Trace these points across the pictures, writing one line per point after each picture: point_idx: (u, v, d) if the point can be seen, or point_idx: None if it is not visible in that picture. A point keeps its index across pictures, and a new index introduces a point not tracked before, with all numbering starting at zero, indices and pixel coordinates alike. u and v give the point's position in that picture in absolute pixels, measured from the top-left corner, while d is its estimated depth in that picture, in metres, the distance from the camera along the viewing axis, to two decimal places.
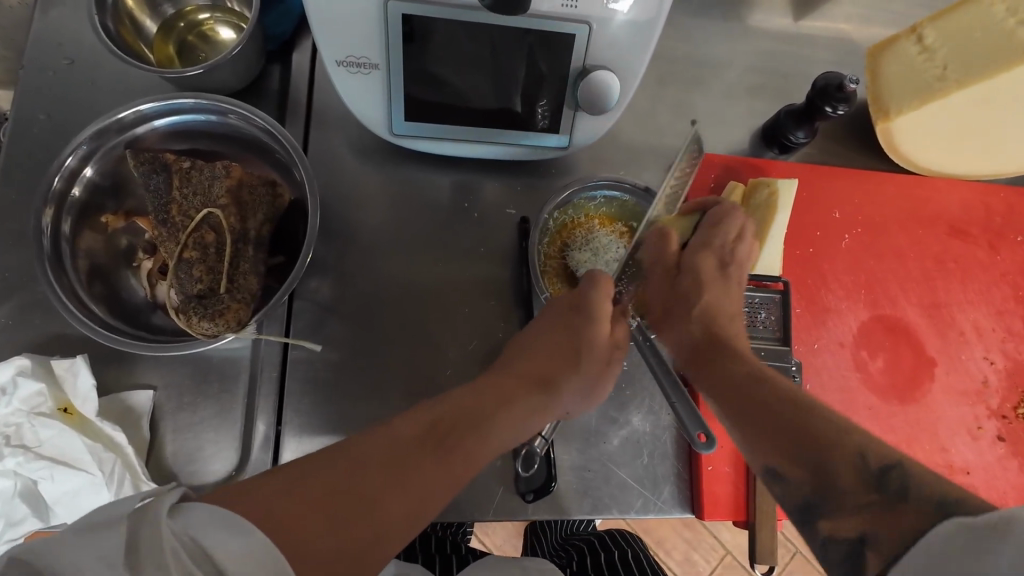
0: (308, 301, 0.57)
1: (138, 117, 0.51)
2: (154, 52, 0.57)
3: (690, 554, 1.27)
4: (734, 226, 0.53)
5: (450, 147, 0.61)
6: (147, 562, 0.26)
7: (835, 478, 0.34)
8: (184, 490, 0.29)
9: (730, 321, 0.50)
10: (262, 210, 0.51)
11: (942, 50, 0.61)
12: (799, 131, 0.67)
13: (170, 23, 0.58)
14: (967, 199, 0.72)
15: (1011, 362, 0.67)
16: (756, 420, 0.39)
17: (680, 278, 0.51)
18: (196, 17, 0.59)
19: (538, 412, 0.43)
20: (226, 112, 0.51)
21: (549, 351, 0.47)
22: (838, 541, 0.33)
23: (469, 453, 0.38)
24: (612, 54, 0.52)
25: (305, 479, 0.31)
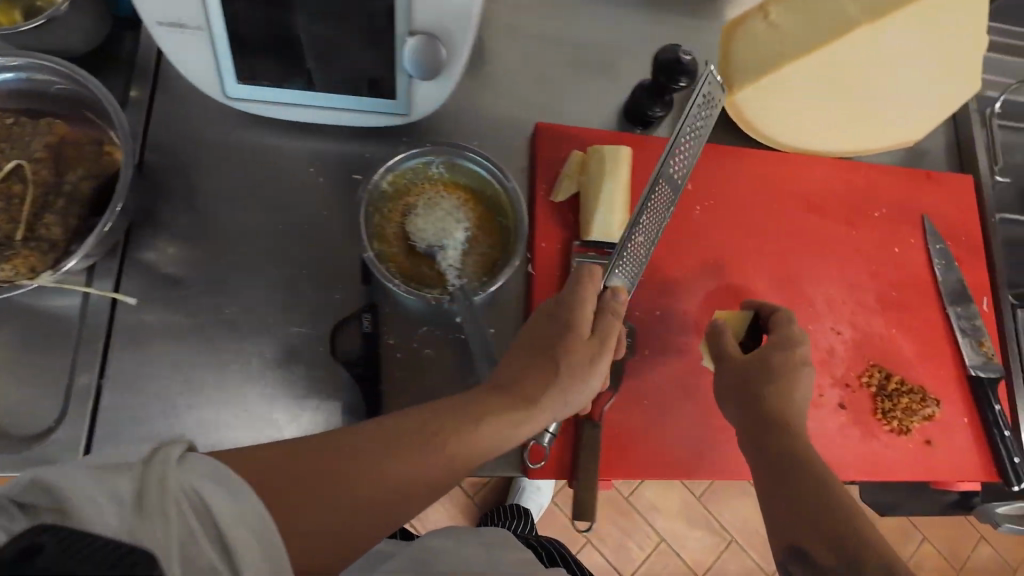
0: (144, 260, 0.58)
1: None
2: None
3: (624, 541, 1.28)
4: (789, 328, 0.55)
5: (293, 113, 0.61)
6: (78, 513, 0.28)
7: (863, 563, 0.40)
8: (27, 483, 0.28)
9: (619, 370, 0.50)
10: (84, 166, 0.52)
11: (787, 26, 0.62)
12: (656, 107, 0.69)
13: None
14: (826, 176, 0.73)
15: (859, 333, 0.69)
16: (785, 472, 0.47)
17: (746, 380, 0.53)
18: None
19: (519, 421, 0.44)
20: (38, 66, 0.51)
21: (526, 360, 0.47)
22: None
23: (449, 449, 0.41)
24: (435, 19, 0.53)
25: (327, 461, 0.36)
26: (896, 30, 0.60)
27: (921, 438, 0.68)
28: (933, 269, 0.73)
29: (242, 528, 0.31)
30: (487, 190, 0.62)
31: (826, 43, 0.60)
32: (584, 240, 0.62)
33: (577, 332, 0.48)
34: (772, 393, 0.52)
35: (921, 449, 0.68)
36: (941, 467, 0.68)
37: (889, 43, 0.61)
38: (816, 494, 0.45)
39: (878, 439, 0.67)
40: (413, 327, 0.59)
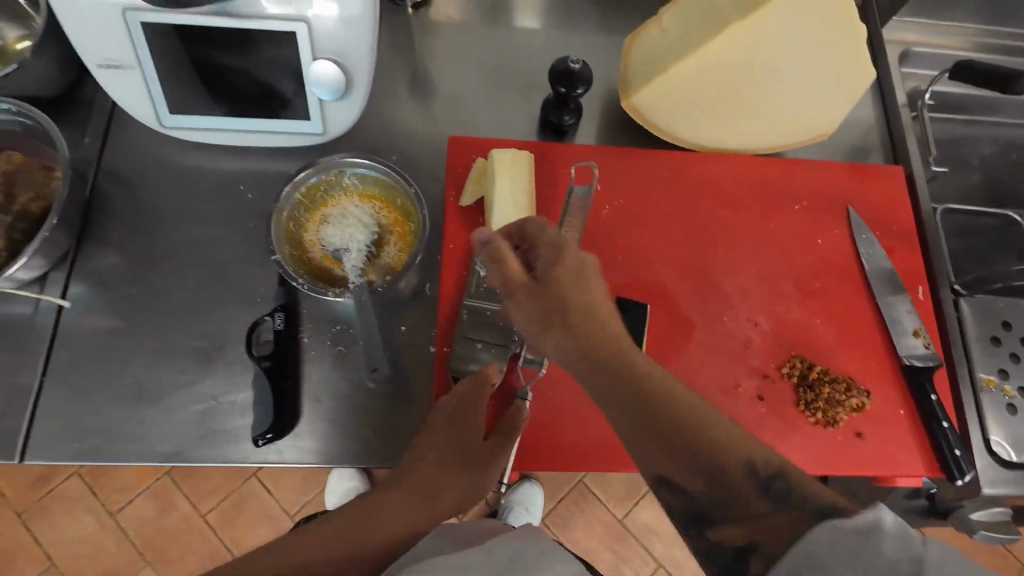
0: (87, 272, 0.65)
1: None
2: None
3: (618, 566, 1.22)
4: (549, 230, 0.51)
5: (224, 138, 0.69)
6: None
7: (721, 474, 0.38)
8: None
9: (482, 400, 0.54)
10: (31, 188, 0.60)
11: (672, 31, 0.65)
12: (564, 114, 0.73)
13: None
14: (742, 171, 0.74)
15: (778, 324, 0.68)
16: (602, 369, 0.44)
17: (531, 295, 0.48)
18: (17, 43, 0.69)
19: (466, 479, 0.50)
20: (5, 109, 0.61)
21: (443, 433, 0.53)
22: (727, 546, 0.36)
23: (381, 526, 0.44)
24: (334, 47, 0.61)
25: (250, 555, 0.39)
26: (774, 25, 0.59)
27: (850, 430, 0.65)
28: (859, 258, 0.71)
29: None
30: (398, 200, 0.68)
31: (704, 47, 0.61)
32: None
33: (477, 430, 0.53)
34: (606, 326, 0.46)
35: (851, 442, 0.65)
36: (877, 463, 0.65)
37: (772, 38, 0.60)
38: (620, 370, 0.43)
39: (801, 430, 0.65)
40: (326, 325, 0.65)
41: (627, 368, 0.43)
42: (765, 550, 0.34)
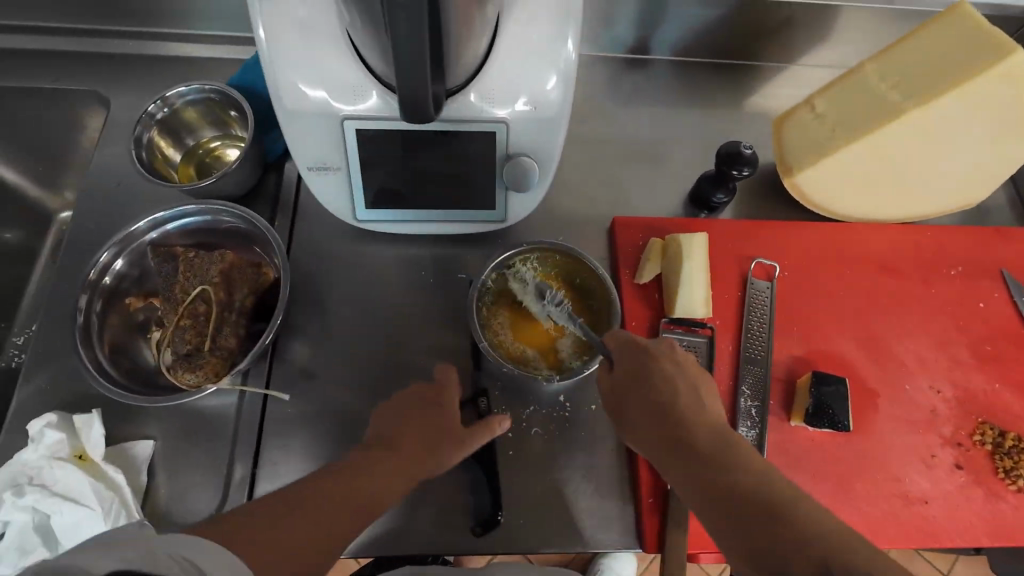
0: (288, 362, 0.67)
1: (153, 222, 0.65)
2: (178, 173, 0.72)
3: None
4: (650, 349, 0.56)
5: (408, 228, 0.73)
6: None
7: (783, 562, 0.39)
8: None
9: (674, 393, 0.52)
10: (247, 286, 0.63)
11: (831, 115, 0.70)
12: (718, 193, 0.77)
13: (191, 150, 0.74)
14: (895, 240, 0.76)
15: (960, 390, 0.69)
16: (721, 490, 0.45)
17: (631, 391, 0.53)
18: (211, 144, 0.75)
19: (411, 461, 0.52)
20: (226, 215, 0.64)
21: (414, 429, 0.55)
22: None
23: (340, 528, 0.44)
24: (528, 142, 0.65)
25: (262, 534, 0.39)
26: (945, 109, 0.63)
27: None
28: None
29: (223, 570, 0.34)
30: (576, 278, 0.70)
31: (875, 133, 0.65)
32: (670, 317, 0.68)
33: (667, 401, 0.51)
34: (682, 411, 0.51)
35: None
36: None
37: (940, 121, 0.64)
38: (742, 506, 0.43)
39: (1005, 499, 0.64)
40: (521, 407, 0.67)
41: (716, 462, 0.46)
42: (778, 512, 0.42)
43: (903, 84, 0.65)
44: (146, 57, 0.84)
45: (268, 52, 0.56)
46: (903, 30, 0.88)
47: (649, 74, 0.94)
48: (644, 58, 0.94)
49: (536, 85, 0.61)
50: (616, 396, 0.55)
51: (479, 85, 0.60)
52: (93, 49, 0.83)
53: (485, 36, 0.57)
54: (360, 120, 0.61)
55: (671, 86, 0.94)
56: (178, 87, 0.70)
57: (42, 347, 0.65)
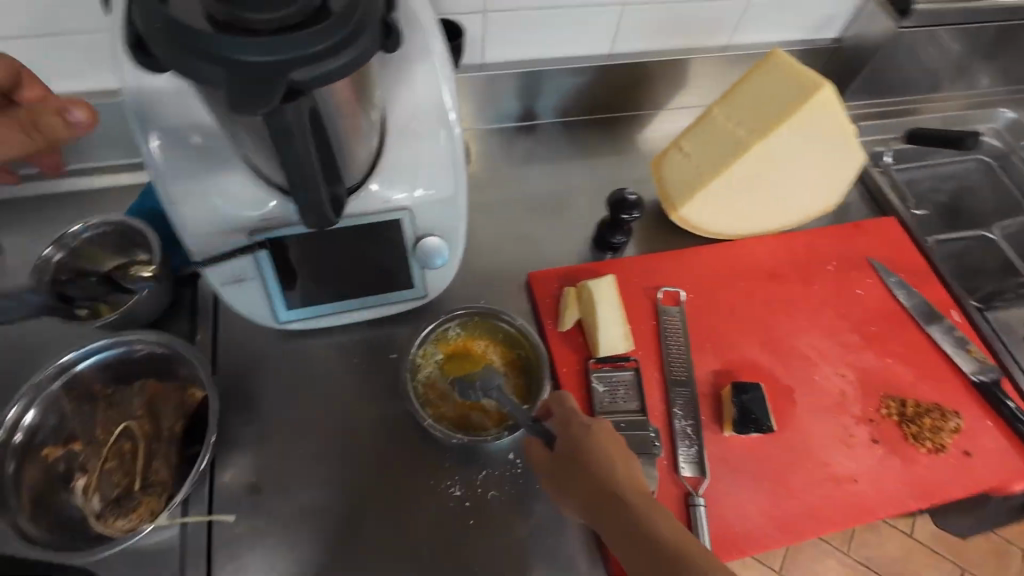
0: (228, 480, 0.65)
1: (64, 365, 0.62)
2: None
3: None
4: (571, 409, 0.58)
5: (331, 321, 0.74)
6: None
7: None
8: None
9: (602, 450, 0.54)
10: (173, 413, 0.63)
11: (696, 154, 0.80)
12: (617, 235, 0.83)
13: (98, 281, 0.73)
14: (777, 248, 0.86)
15: (860, 370, 0.76)
16: (653, 562, 0.47)
17: (568, 467, 0.54)
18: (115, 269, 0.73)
19: None
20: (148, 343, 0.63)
21: None
22: None
23: None
24: (433, 222, 0.69)
25: None
26: (786, 139, 0.74)
27: (960, 451, 0.72)
28: (899, 299, 0.83)
29: None
30: (500, 335, 0.74)
31: (732, 164, 0.75)
32: (596, 357, 0.72)
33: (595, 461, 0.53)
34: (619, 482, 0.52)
35: (963, 461, 0.71)
36: (993, 474, 0.71)
37: (786, 149, 0.75)
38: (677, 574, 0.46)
39: (921, 463, 0.71)
40: (473, 474, 0.67)
41: (651, 531, 0.49)
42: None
43: (747, 121, 0.75)
44: (40, 200, 0.83)
45: (163, 182, 0.59)
46: (744, 69, 1.01)
47: (537, 137, 1.02)
48: (531, 124, 1.02)
49: (427, 171, 0.66)
50: (555, 475, 0.55)
51: (377, 180, 0.65)
52: None
53: (372, 136, 0.63)
54: (265, 231, 0.63)
55: (559, 146, 1.02)
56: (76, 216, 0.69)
57: None
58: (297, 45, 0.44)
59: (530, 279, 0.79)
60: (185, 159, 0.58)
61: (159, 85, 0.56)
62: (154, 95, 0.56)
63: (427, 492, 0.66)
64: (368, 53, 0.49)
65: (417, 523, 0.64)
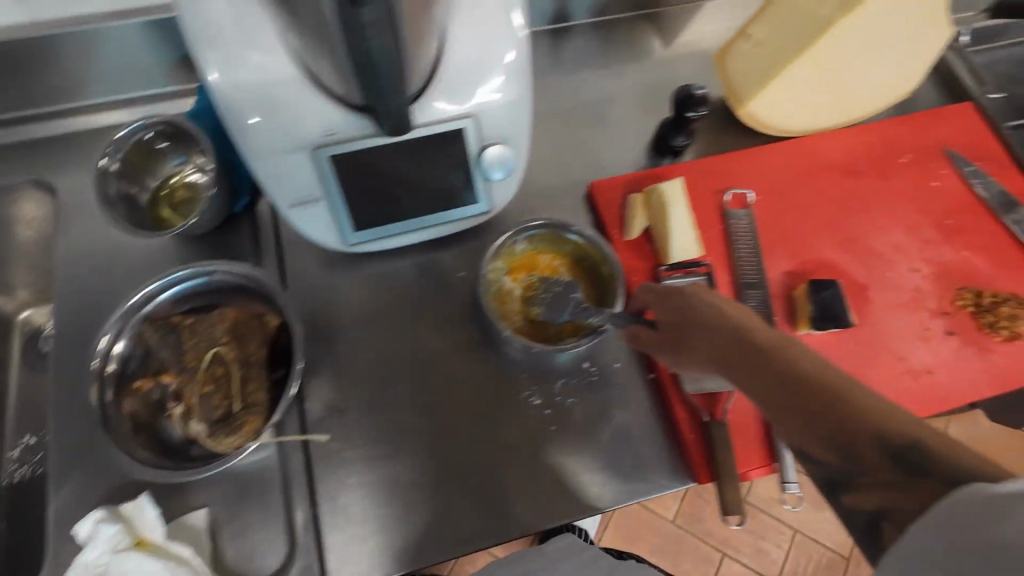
0: (317, 402, 0.67)
1: (124, 313, 0.61)
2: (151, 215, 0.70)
3: (759, 544, 1.26)
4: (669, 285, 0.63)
5: (395, 241, 0.73)
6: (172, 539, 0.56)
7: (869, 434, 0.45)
8: (100, 517, 0.56)
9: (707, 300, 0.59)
10: (257, 337, 0.63)
11: (768, 41, 0.73)
12: (679, 136, 0.79)
13: (155, 193, 0.71)
14: (848, 144, 0.81)
15: (935, 265, 0.75)
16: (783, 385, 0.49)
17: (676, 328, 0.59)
18: (172, 185, 0.72)
19: None
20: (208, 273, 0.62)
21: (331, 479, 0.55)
22: (862, 511, 0.45)
23: None
24: (498, 129, 0.66)
25: None
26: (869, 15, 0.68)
27: None
28: (973, 188, 0.79)
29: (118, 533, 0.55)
30: (567, 245, 0.72)
31: (809, 47, 0.69)
32: (669, 264, 0.70)
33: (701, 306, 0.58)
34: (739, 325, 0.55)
35: None
36: None
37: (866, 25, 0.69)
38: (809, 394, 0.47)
39: (995, 351, 0.71)
40: (551, 383, 0.68)
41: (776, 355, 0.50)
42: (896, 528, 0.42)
43: None
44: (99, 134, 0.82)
45: (227, 98, 0.56)
46: None
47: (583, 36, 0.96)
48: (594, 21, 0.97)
49: (494, 71, 0.62)
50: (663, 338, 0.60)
51: (445, 82, 0.61)
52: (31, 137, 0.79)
53: (434, 33, 0.59)
54: (333, 146, 0.61)
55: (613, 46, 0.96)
56: (123, 129, 0.66)
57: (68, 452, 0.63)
58: None
59: (591, 185, 0.77)
60: (248, 73, 0.55)
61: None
62: (212, 14, 0.53)
63: (509, 401, 0.68)
64: None
65: (499, 430, 0.66)
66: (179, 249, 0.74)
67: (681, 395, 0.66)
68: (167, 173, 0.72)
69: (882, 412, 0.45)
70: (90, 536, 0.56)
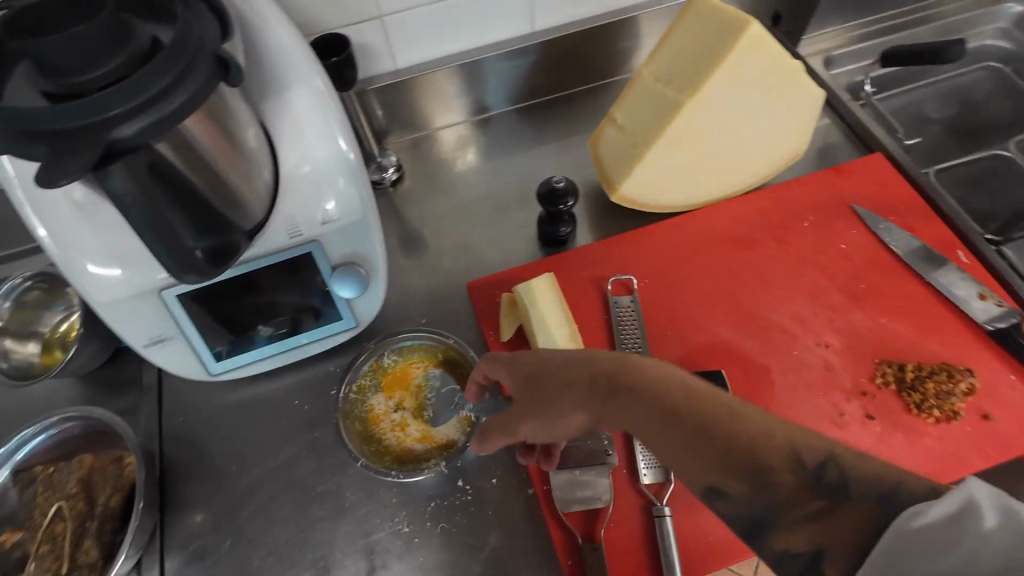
0: (181, 545, 0.64)
1: None
2: (43, 361, 0.72)
3: None
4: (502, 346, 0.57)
5: (266, 364, 0.72)
6: None
7: (769, 464, 0.39)
8: None
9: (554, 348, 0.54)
10: (110, 484, 0.61)
11: (630, 125, 0.71)
12: (560, 226, 0.77)
13: (47, 339, 0.74)
14: (742, 213, 0.77)
15: (847, 337, 0.67)
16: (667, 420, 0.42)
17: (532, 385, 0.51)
18: (62, 327, 0.75)
19: None
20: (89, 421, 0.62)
21: None
22: (794, 553, 0.37)
23: None
24: (347, 249, 0.66)
25: None
26: (717, 92, 0.66)
27: (977, 415, 0.62)
28: (888, 246, 0.72)
29: None
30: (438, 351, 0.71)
31: (665, 128, 0.67)
32: None
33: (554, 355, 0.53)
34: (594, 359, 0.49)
35: (984, 427, 0.62)
36: (1022, 437, 0.61)
37: (719, 101, 0.66)
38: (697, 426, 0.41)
39: (925, 434, 0.62)
40: (422, 507, 0.64)
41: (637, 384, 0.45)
42: (840, 564, 0.35)
43: (674, 79, 0.68)
44: None
45: (59, 253, 0.57)
46: None
47: (483, 132, 0.98)
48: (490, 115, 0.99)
49: (329, 195, 0.62)
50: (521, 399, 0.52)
51: (280, 212, 0.62)
52: None
53: (263, 163, 0.59)
54: (175, 288, 0.61)
55: (509, 136, 0.97)
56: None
57: None
58: (115, 101, 0.41)
59: (469, 285, 0.75)
60: (76, 232, 0.56)
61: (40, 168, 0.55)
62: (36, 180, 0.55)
63: (376, 531, 0.63)
64: (208, 88, 0.45)
65: (366, 564, 0.62)
66: (67, 389, 0.75)
67: (557, 517, 0.62)
68: (55, 322, 0.75)
69: (773, 424, 0.40)
70: None
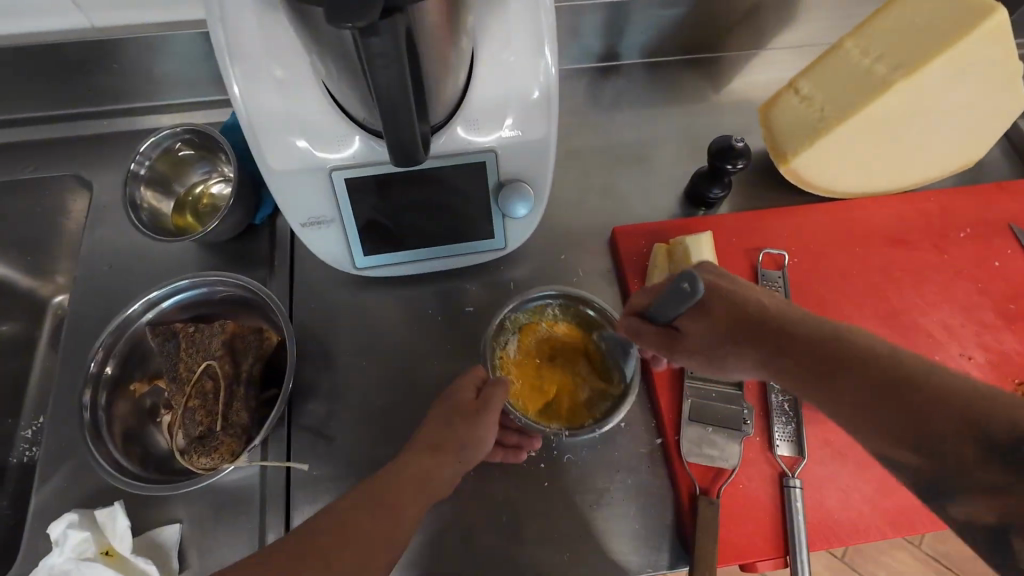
0: (306, 425, 0.65)
1: (125, 320, 0.61)
2: (173, 220, 0.71)
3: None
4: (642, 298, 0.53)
5: (405, 267, 0.72)
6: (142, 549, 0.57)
7: (939, 438, 0.35)
8: (68, 517, 0.56)
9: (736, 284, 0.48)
10: (253, 354, 0.61)
11: (819, 98, 0.68)
12: (715, 188, 0.75)
13: (181, 199, 0.72)
14: (901, 211, 0.75)
15: (991, 354, 0.67)
16: (828, 380, 0.40)
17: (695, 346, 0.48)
18: (197, 191, 0.73)
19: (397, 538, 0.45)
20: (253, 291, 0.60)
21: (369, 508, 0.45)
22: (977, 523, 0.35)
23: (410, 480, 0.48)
24: (520, 166, 0.64)
25: (387, 494, 0.46)
26: (931, 77, 0.62)
27: None
28: None
29: (85, 541, 0.56)
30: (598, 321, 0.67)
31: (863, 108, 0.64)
32: None
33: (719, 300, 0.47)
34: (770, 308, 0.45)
35: None
36: None
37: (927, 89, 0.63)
38: (880, 391, 0.38)
39: None
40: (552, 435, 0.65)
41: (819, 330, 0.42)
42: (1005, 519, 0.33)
43: (886, 57, 0.64)
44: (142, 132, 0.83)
45: (249, 115, 0.55)
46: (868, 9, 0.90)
47: (629, 79, 0.95)
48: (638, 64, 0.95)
49: (524, 105, 0.59)
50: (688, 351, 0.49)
51: (469, 112, 0.59)
52: (75, 131, 0.79)
53: (462, 68, 0.56)
54: (350, 169, 0.59)
55: (648, 89, 0.93)
56: (149, 139, 0.68)
57: (56, 444, 0.62)
58: None
59: (614, 231, 0.74)
60: (272, 94, 0.54)
61: (240, 12, 0.51)
62: (238, 32, 0.52)
63: None
64: None
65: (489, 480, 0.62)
66: (195, 254, 0.73)
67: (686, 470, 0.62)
68: (191, 183, 0.74)
69: (961, 398, 0.35)
70: (55, 539, 0.55)
